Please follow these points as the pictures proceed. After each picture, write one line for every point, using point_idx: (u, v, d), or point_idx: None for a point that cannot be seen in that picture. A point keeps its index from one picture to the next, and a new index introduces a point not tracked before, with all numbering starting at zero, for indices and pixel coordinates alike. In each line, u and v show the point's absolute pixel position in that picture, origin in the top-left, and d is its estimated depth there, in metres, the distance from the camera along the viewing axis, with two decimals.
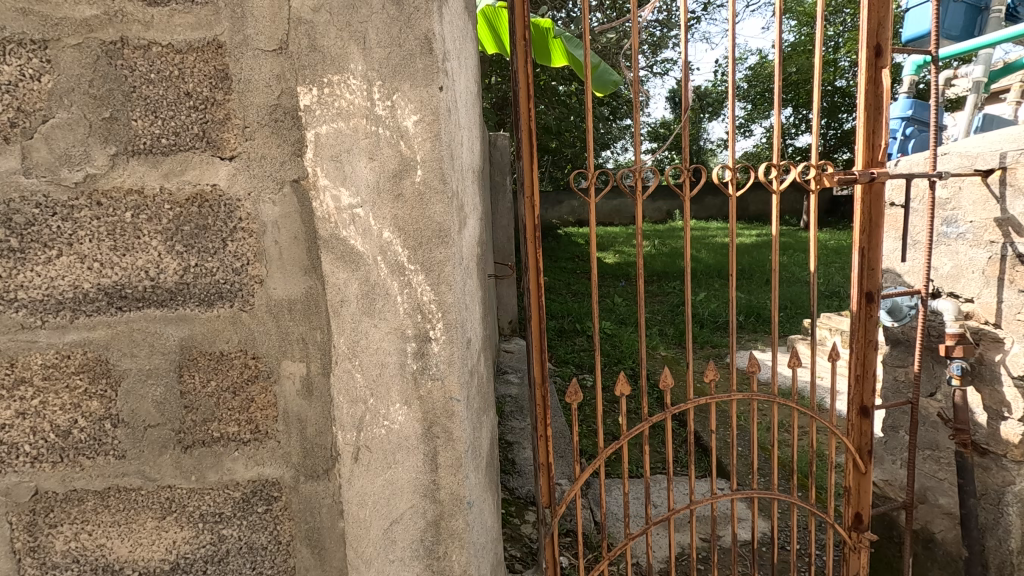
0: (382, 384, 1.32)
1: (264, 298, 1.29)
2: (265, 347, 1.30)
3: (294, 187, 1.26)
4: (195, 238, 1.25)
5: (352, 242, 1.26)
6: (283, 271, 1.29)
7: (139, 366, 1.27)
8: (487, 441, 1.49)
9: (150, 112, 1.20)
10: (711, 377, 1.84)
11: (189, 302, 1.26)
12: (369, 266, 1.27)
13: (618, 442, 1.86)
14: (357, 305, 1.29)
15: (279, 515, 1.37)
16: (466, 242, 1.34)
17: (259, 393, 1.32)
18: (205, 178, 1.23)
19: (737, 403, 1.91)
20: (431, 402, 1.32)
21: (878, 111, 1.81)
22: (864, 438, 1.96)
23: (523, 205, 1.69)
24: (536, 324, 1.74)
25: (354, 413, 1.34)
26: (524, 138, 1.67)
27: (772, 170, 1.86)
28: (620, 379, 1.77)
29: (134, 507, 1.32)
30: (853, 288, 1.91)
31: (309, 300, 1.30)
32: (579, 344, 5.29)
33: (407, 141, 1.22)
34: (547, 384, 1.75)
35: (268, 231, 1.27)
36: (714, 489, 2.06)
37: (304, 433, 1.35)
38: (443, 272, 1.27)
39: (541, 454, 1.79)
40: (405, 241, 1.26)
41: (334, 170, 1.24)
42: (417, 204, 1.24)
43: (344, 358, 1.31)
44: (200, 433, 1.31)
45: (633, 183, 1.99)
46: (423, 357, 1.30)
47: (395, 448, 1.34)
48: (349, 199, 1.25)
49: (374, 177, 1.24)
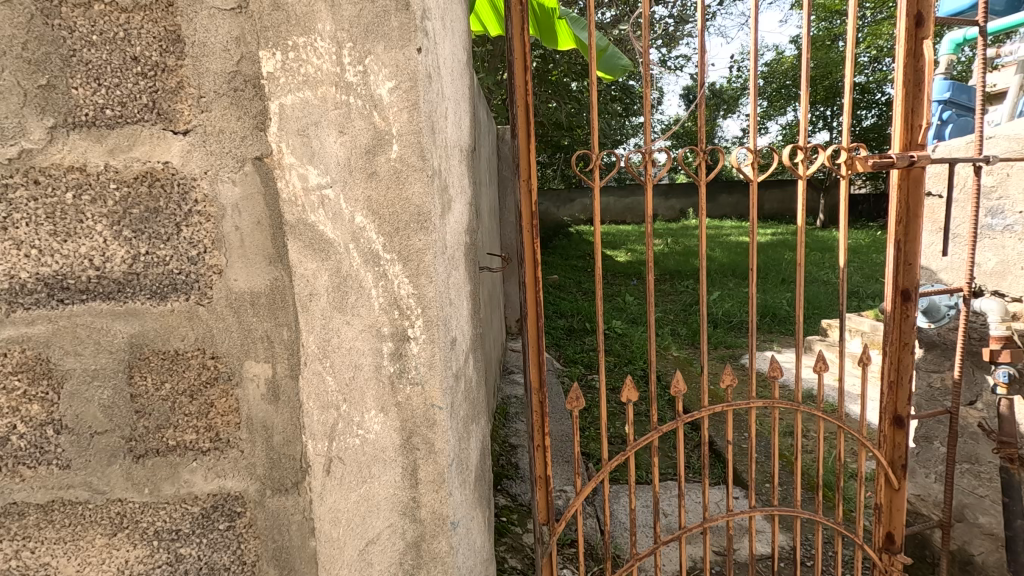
0: (355, 389, 1.17)
1: (224, 290, 1.15)
2: (226, 345, 1.16)
3: (257, 165, 1.12)
4: (144, 222, 1.11)
5: (322, 228, 1.12)
6: (245, 261, 1.15)
7: (83, 367, 1.13)
8: (476, 454, 1.34)
9: (92, 80, 1.06)
10: (728, 381, 1.66)
11: (139, 295, 1.13)
12: (340, 254, 1.12)
13: (624, 453, 1.68)
14: (328, 299, 1.14)
15: (244, 533, 1.24)
16: (451, 230, 1.19)
17: (219, 397, 1.18)
18: (156, 155, 1.09)
19: (756, 411, 1.72)
20: (411, 409, 1.17)
21: (918, 88, 1.63)
22: (898, 451, 1.77)
23: (520, 190, 1.54)
24: (533, 323, 1.60)
25: (325, 420, 1.19)
26: (520, 115, 1.51)
27: (798, 153, 1.62)
28: (627, 383, 1.61)
29: (81, 523, 1.18)
30: (888, 285, 1.72)
31: (274, 293, 1.16)
32: (589, 343, 5.11)
33: (381, 112, 1.07)
34: (545, 388, 1.60)
35: (227, 215, 1.13)
36: (730, 504, 1.79)
37: (270, 442, 1.21)
38: (422, 262, 1.11)
39: (538, 466, 1.64)
40: (380, 226, 1.10)
41: (301, 146, 1.10)
42: (392, 183, 1.09)
43: (314, 359, 1.17)
44: (154, 441, 1.18)
45: (643, 164, 1.80)
46: (401, 359, 1.15)
47: (371, 460, 1.19)
48: (318, 178, 1.10)
49: (346, 153, 1.09)
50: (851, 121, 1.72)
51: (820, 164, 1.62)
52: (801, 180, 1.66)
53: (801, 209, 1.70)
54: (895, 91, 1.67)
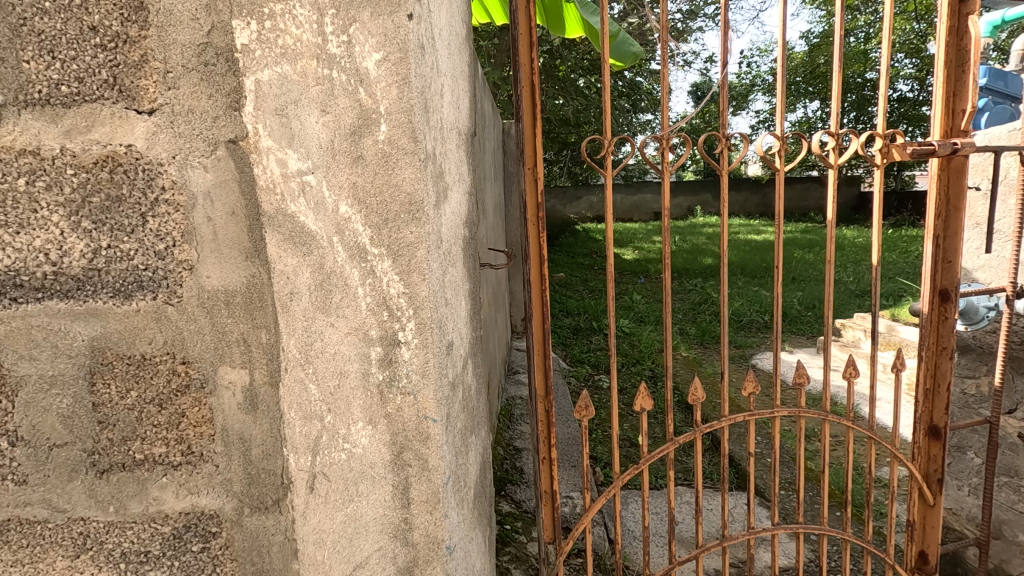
0: (341, 398, 1.05)
1: (195, 288, 1.03)
2: (198, 349, 1.05)
3: (230, 148, 1.00)
4: (106, 212, 1.00)
5: (303, 219, 1.00)
6: (218, 256, 1.03)
7: (40, 372, 1.02)
8: (475, 469, 1.22)
9: (46, 52, 0.95)
10: (750, 388, 1.53)
11: (100, 293, 1.01)
12: (323, 248, 1.01)
13: (636, 467, 1.55)
14: (311, 299, 1.03)
15: (219, 555, 1.12)
16: (447, 221, 1.07)
17: (191, 406, 1.07)
18: (118, 137, 0.98)
19: (780, 420, 1.59)
20: (402, 421, 1.05)
21: (962, 68, 1.49)
22: (933, 464, 1.64)
23: (525, 178, 1.42)
24: (538, 325, 1.48)
25: (308, 433, 1.07)
26: (525, 96, 1.39)
27: (829, 139, 1.48)
28: (640, 390, 1.48)
29: (40, 544, 1.08)
30: (924, 285, 1.59)
31: (251, 292, 1.05)
32: (596, 343, 4.98)
33: (368, 88, 0.95)
34: (551, 396, 1.49)
35: (198, 205, 1.01)
36: (752, 522, 1.63)
37: (248, 456, 1.10)
38: (414, 257, 0.99)
39: (543, 482, 1.53)
40: (368, 217, 0.98)
41: (279, 127, 0.98)
42: (381, 168, 0.97)
43: (295, 365, 1.05)
44: (119, 455, 1.07)
45: (659, 152, 1.65)
46: (390, 365, 1.03)
47: (358, 477, 1.08)
48: (298, 163, 0.99)
49: (328, 135, 0.97)
50: (887, 104, 1.57)
51: (852, 151, 1.48)
52: (831, 170, 1.52)
53: (831, 200, 1.56)
54: (935, 72, 1.53)
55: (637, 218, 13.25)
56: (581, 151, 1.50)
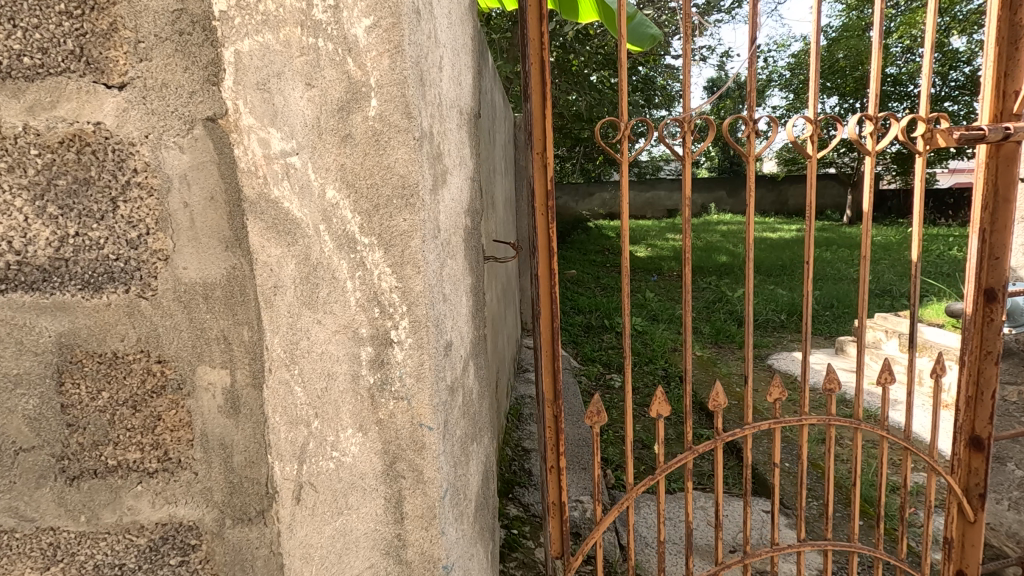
0: (329, 403, 0.96)
1: (170, 281, 0.95)
2: (175, 347, 0.97)
3: (208, 127, 0.91)
4: (73, 197, 0.91)
5: (287, 205, 0.91)
6: (195, 245, 0.94)
7: (5, 371, 0.95)
8: (475, 480, 1.13)
9: (6, 20, 0.87)
10: (776, 394, 1.42)
11: (68, 286, 0.93)
12: (309, 237, 0.91)
13: (651, 478, 1.43)
14: (296, 293, 0.93)
15: (199, 569, 1.04)
16: (445, 208, 0.97)
17: (167, 409, 0.98)
18: (86, 114, 0.89)
19: (808, 429, 1.47)
20: (395, 429, 0.95)
21: (1015, 46, 1.37)
22: (975, 477, 1.51)
23: (533, 163, 1.31)
24: (547, 324, 1.38)
25: (294, 439, 0.98)
26: (533, 74, 1.29)
27: (866, 123, 1.34)
28: (657, 396, 1.38)
29: (7, 555, 1.00)
30: (968, 283, 1.47)
31: (231, 285, 0.96)
32: (608, 341, 4.86)
33: (356, 58, 0.85)
34: (559, 400, 1.39)
35: (174, 189, 0.92)
36: (776, 538, 1.50)
37: (229, 463, 1.01)
38: (408, 248, 0.90)
39: (551, 493, 1.43)
40: (356, 203, 0.89)
41: (261, 104, 0.89)
42: (371, 148, 0.87)
43: (280, 366, 0.96)
44: (90, 460, 0.98)
45: (680, 135, 1.50)
46: (382, 368, 0.94)
47: (348, 488, 0.98)
48: (280, 143, 0.89)
49: (313, 112, 0.87)
50: (930, 87, 1.44)
51: (892, 137, 1.35)
52: (867, 157, 1.38)
53: (866, 191, 1.42)
54: (984, 50, 1.41)
55: (650, 215, 13.06)
56: (594, 134, 1.38)
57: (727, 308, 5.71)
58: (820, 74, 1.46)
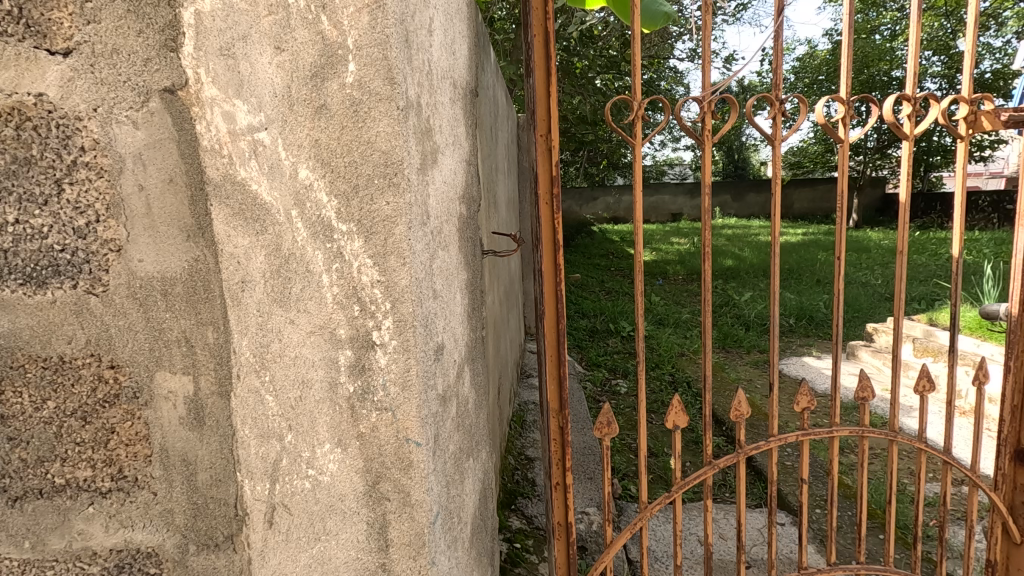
0: (303, 414, 0.84)
1: (124, 275, 0.83)
2: (130, 350, 0.85)
3: (166, 99, 0.80)
4: (11, 177, 0.80)
5: (254, 187, 0.79)
6: (152, 234, 0.83)
7: None
8: (472, 501, 1.01)
9: None
10: (803, 403, 1.30)
11: (7, 280, 0.82)
12: (280, 225, 0.80)
13: (668, 497, 1.31)
14: (266, 289, 0.82)
15: None
16: (436, 191, 0.85)
17: (122, 420, 0.87)
18: (25, 83, 0.78)
19: (839, 442, 1.34)
20: (378, 445, 0.84)
21: None
22: (1021, 495, 1.38)
23: (536, 146, 1.20)
24: (551, 326, 1.26)
25: (265, 455, 0.87)
26: (536, 47, 1.17)
27: (904, 105, 1.22)
28: (673, 406, 1.26)
29: None
30: (1014, 283, 1.35)
31: (192, 279, 0.84)
32: (614, 345, 4.73)
33: (331, 16, 0.74)
34: (566, 409, 1.27)
35: (127, 171, 0.81)
36: (803, 563, 1.36)
37: (192, 482, 0.89)
38: (391, 237, 0.78)
39: (555, 513, 1.31)
40: (333, 184, 0.77)
41: (225, 72, 0.78)
42: (349, 121, 0.76)
43: (249, 372, 0.85)
44: (34, 479, 0.87)
45: (699, 117, 1.35)
46: (363, 375, 0.82)
47: (325, 511, 0.86)
48: (247, 117, 0.78)
49: (283, 79, 0.76)
50: (973, 67, 1.32)
51: (932, 120, 1.23)
52: (905, 142, 1.26)
53: (904, 180, 1.29)
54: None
55: (654, 219, 12.93)
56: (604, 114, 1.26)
57: (733, 312, 5.56)
58: (854, 53, 1.32)
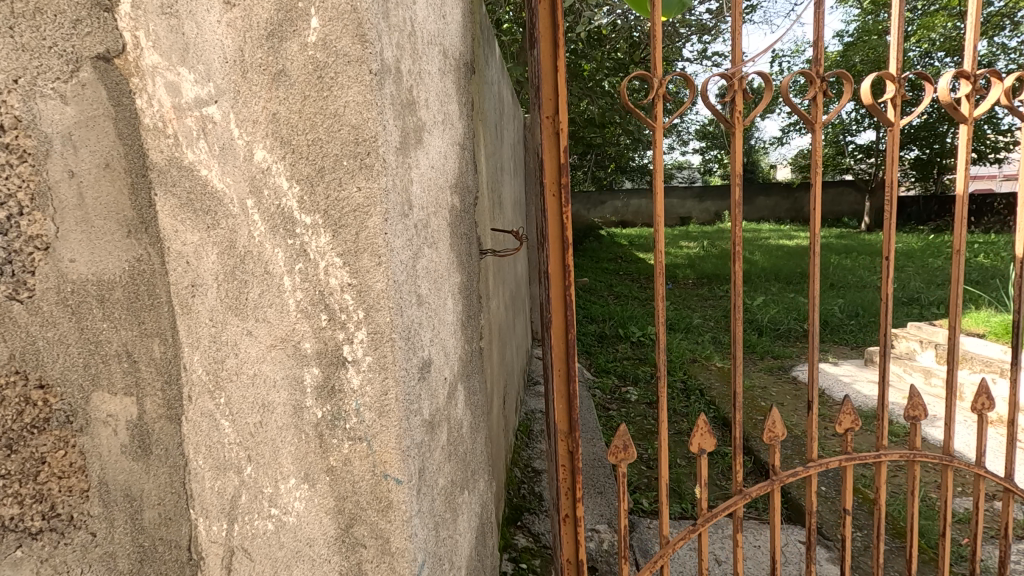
0: (265, 442, 0.71)
1: (53, 279, 0.70)
2: (61, 367, 0.71)
3: (100, 68, 0.67)
4: None
5: (204, 173, 0.67)
6: (87, 229, 0.70)
7: None
8: (467, 542, 0.87)
9: None
10: (847, 423, 1.15)
11: None
12: (234, 217, 0.67)
13: (694, 530, 1.16)
14: (219, 294, 0.69)
15: None
16: (421, 177, 0.72)
17: (54, 450, 0.73)
18: None
19: (886, 466, 1.19)
20: (351, 482, 0.70)
21: None
22: None
23: (541, 130, 1.06)
24: (559, 336, 1.12)
25: (221, 490, 0.74)
26: (542, 14, 1.03)
27: (962, 83, 1.08)
28: (698, 426, 1.11)
29: None
30: None
31: (134, 282, 0.72)
32: (623, 351, 4.58)
33: None
34: (575, 429, 1.13)
35: (55, 153, 0.68)
36: None
37: (137, 520, 0.76)
38: (364, 230, 0.64)
39: (566, 547, 1.17)
40: (294, 167, 0.64)
41: (170, 37, 0.65)
42: (313, 90, 0.63)
43: (204, 393, 0.72)
44: None
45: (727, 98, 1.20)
46: (335, 397, 0.69)
47: (291, 558, 0.73)
48: (193, 89, 0.65)
49: (234, 40, 0.63)
50: None
51: (994, 101, 1.08)
52: (963, 126, 1.11)
53: (960, 169, 1.14)
54: None
55: None
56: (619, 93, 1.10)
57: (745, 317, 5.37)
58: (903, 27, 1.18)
